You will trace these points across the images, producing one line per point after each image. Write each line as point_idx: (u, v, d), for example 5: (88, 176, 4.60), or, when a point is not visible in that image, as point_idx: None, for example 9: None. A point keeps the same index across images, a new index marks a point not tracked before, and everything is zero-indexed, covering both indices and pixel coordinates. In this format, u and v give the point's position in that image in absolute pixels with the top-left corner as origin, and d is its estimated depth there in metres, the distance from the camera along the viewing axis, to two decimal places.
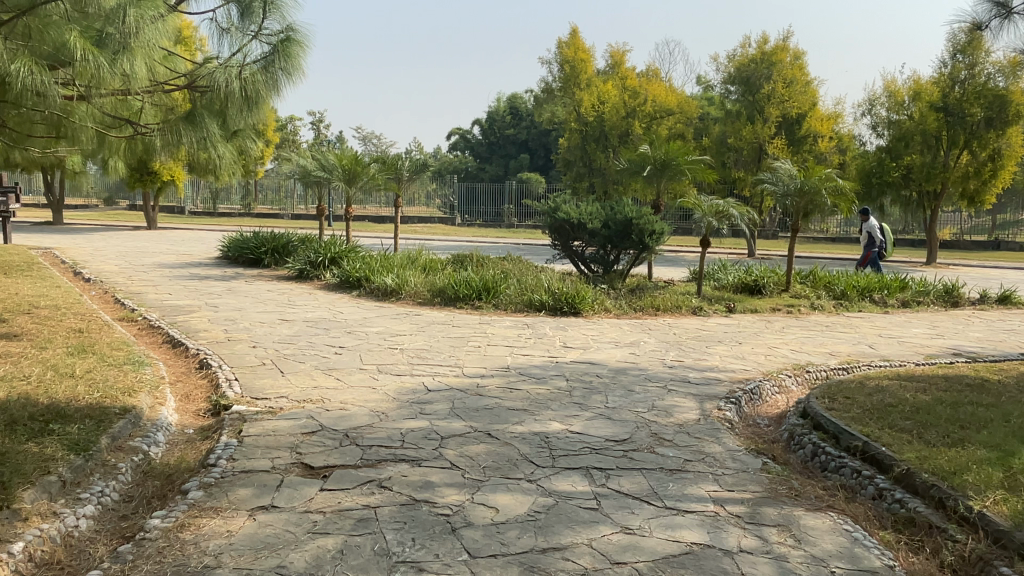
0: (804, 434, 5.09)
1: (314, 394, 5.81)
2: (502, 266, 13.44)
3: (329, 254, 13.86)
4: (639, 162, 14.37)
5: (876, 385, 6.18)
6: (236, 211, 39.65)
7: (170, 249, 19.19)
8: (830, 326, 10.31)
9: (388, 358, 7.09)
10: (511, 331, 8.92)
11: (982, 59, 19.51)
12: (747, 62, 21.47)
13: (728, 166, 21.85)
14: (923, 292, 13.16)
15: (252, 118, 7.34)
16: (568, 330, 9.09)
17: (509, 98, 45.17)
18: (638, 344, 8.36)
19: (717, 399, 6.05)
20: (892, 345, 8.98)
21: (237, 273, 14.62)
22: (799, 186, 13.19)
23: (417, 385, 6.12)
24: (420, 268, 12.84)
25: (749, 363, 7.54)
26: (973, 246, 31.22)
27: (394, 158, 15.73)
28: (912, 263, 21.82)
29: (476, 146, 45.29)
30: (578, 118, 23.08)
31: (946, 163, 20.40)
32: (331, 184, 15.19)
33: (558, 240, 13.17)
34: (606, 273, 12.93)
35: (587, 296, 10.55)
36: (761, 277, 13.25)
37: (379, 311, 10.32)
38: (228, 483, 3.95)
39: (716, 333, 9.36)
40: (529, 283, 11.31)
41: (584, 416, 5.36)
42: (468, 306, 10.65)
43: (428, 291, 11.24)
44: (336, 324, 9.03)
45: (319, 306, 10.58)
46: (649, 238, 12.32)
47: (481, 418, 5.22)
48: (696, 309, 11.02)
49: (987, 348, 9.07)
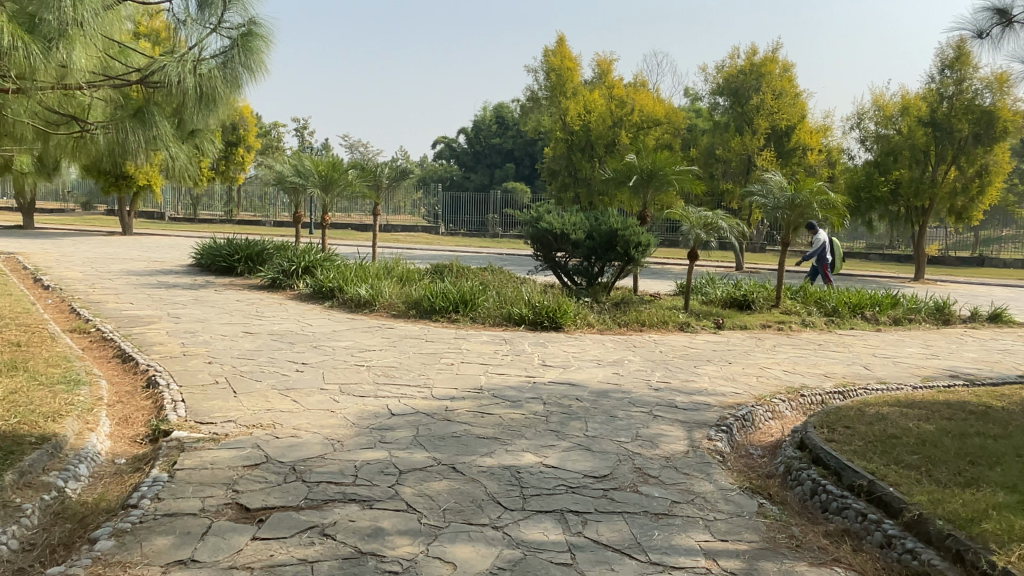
0: (802, 469, 4.66)
1: (265, 418, 5.27)
2: (482, 278, 12.96)
3: (303, 263, 13.31)
4: (625, 172, 14.00)
5: (878, 412, 5.74)
6: (217, 218, 38.94)
7: (141, 256, 18.54)
8: (822, 345, 9.90)
9: (352, 377, 6.56)
10: (488, 347, 8.43)
11: (971, 75, 19.33)
12: (736, 73, 21.19)
13: (716, 177, 21.60)
14: (914, 309, 12.83)
15: (210, 116, 6.84)
16: (549, 347, 8.60)
17: (495, 107, 44.93)
18: (621, 362, 7.89)
19: (706, 427, 5.59)
20: (887, 366, 8.58)
21: (207, 281, 14.01)
22: (789, 199, 12.83)
23: (380, 409, 5.60)
24: (397, 279, 12.32)
25: (740, 385, 7.08)
26: (957, 263, 31.15)
27: (373, 165, 15.29)
28: (900, 279, 21.56)
29: (462, 155, 44.89)
30: (564, 127, 22.72)
31: (934, 179, 20.17)
32: (308, 190, 14.69)
33: (541, 251, 12.69)
34: (589, 286, 12.46)
35: (569, 310, 10.07)
36: (749, 292, 12.86)
37: (351, 324, 9.78)
38: (146, 530, 3.43)
39: (705, 351, 8.92)
40: (510, 295, 10.85)
41: (561, 446, 4.87)
42: (445, 319, 10.15)
43: (404, 303, 10.74)
44: (302, 338, 8.49)
45: (287, 318, 10.02)
46: (634, 250, 11.92)
47: (446, 448, 4.71)
48: (683, 325, 10.59)
49: (985, 369, 8.68)
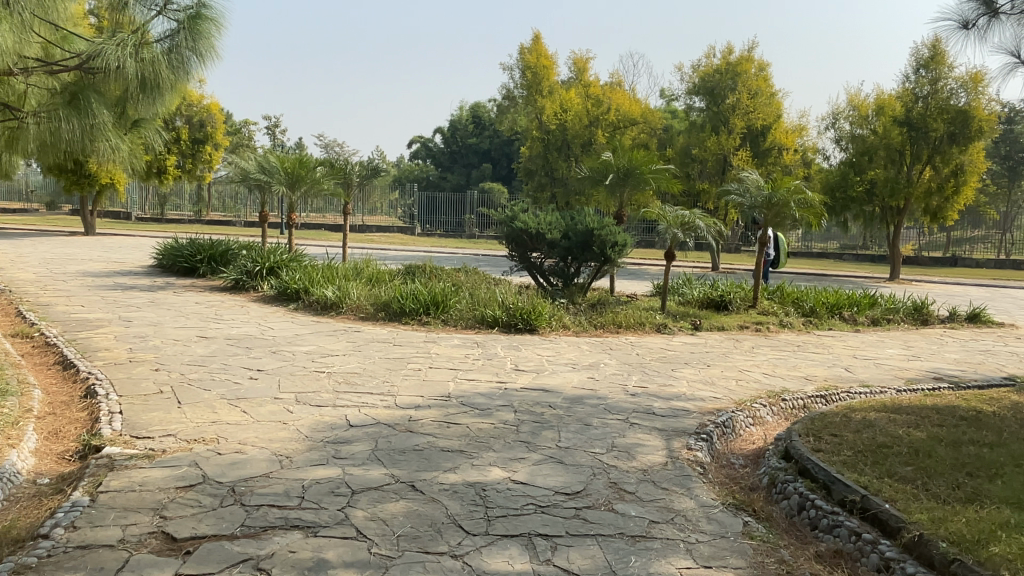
0: (788, 482, 4.35)
1: (208, 432, 4.83)
2: (455, 278, 12.56)
3: (268, 263, 12.81)
4: (601, 170, 13.69)
5: (865, 418, 5.46)
6: (186, 218, 38.04)
7: (101, 256, 17.84)
8: (802, 347, 9.66)
9: (310, 385, 6.13)
10: (458, 351, 8.04)
11: (945, 75, 19.40)
12: (712, 72, 21.04)
13: (692, 177, 21.40)
14: (892, 309, 12.68)
15: (156, 105, 6.43)
16: (521, 350, 8.24)
17: (471, 106, 44.54)
18: (597, 366, 7.55)
19: (685, 435, 5.25)
20: (869, 368, 8.35)
21: (167, 283, 13.44)
22: (767, 198, 12.62)
23: (337, 420, 5.18)
24: (366, 280, 11.86)
25: (720, 389, 6.77)
26: (930, 263, 31.44)
27: (342, 163, 14.80)
28: (875, 279, 21.54)
29: (438, 154, 44.39)
30: (540, 126, 22.40)
31: (909, 179, 20.14)
32: (273, 188, 14.09)
33: (515, 251, 12.30)
34: (566, 287, 12.14)
35: (543, 311, 9.72)
36: (727, 292, 12.63)
37: (315, 327, 9.34)
38: (53, 567, 3.01)
39: (682, 353, 8.61)
40: (483, 296, 10.45)
41: (531, 459, 4.50)
42: (415, 322, 9.74)
43: (372, 305, 10.30)
44: (261, 343, 8.03)
45: (247, 322, 9.53)
46: (611, 250, 11.64)
47: (406, 463, 4.31)
48: (661, 326, 10.30)
49: (968, 371, 8.47)
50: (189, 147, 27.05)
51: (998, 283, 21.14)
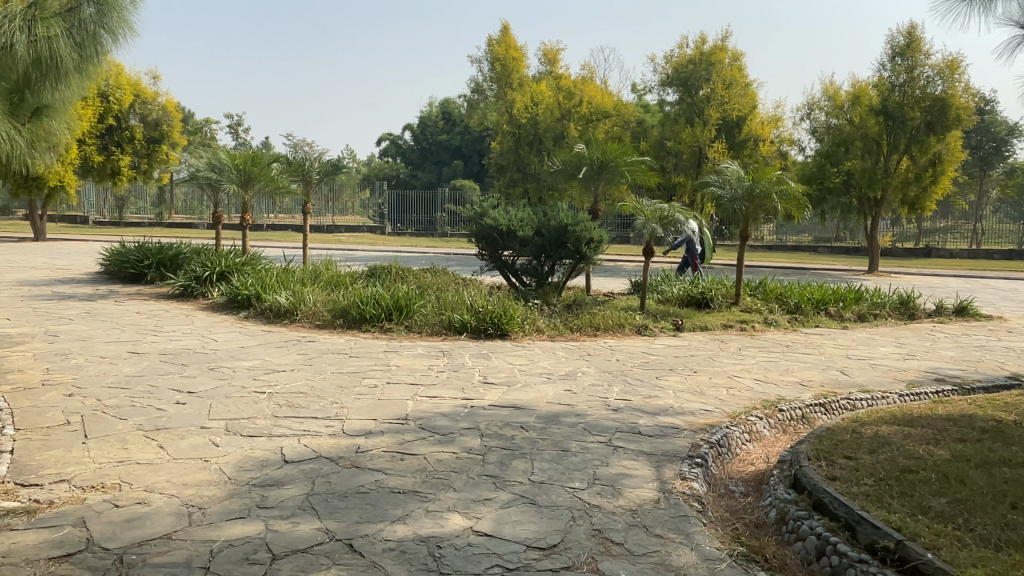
0: (802, 519, 3.67)
1: (112, 477, 4.02)
2: (422, 280, 11.78)
3: (219, 267, 11.92)
4: (574, 163, 13.00)
5: (878, 434, 4.82)
6: (146, 220, 36.62)
7: (45, 263, 16.72)
8: (791, 347, 9.06)
9: (246, 410, 5.32)
10: (421, 362, 7.29)
11: (921, 62, 19.17)
12: (686, 62, 20.39)
13: (667, 171, 20.80)
14: (878, 304, 12.20)
15: (62, 92, 5.77)
16: (491, 359, 7.50)
17: (441, 102, 43.70)
18: (574, 376, 6.84)
19: (677, 460, 4.56)
20: (865, 370, 7.77)
21: (111, 291, 12.46)
22: (747, 189, 12.06)
23: (270, 455, 4.40)
24: (325, 284, 11.02)
25: (711, 401, 6.09)
26: (905, 254, 31.41)
27: (300, 159, 13.93)
28: (854, 272, 21.19)
29: (408, 152, 43.42)
30: (510, 120, 21.67)
31: (887, 169, 19.77)
32: (224, 188, 13.15)
33: (485, 250, 11.54)
34: (539, 286, 11.41)
35: (516, 314, 9.00)
36: (708, 289, 12.04)
37: (264, 338, 8.50)
38: None
39: (666, 358, 7.94)
40: (450, 299, 9.70)
41: (498, 500, 3.76)
42: (375, 329, 8.94)
43: (329, 311, 9.46)
44: (199, 358, 7.19)
45: (189, 334, 8.65)
46: (586, 247, 10.98)
47: (347, 513, 3.56)
48: (641, 328, 9.63)
49: (969, 371, 7.92)
50: (145, 147, 25.61)
51: (976, 274, 20.95)
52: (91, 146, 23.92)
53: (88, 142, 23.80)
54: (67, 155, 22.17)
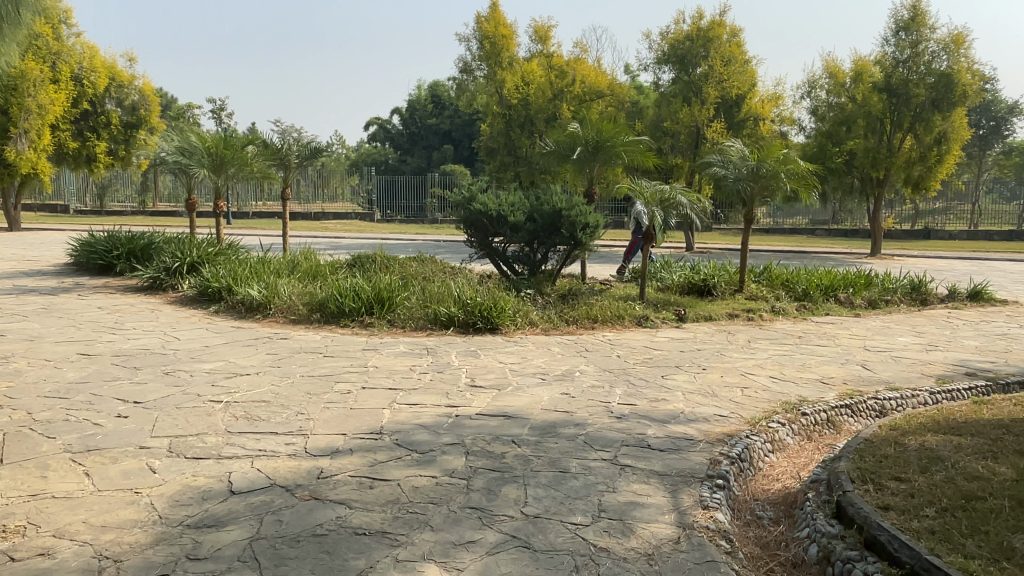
0: (856, 563, 3.02)
1: (19, 518, 3.34)
2: (407, 270, 11.06)
3: (190, 258, 11.16)
4: (569, 144, 12.27)
5: (925, 447, 4.17)
6: (129, 210, 35.63)
7: (11, 254, 15.86)
8: (805, 338, 8.43)
9: (196, 426, 4.62)
10: (402, 361, 6.59)
11: (926, 37, 18.47)
12: (682, 39, 19.77)
13: (664, 153, 19.98)
14: (889, 290, 11.56)
15: None
16: (479, 357, 6.82)
17: (430, 85, 42.69)
18: (571, 377, 6.16)
19: (694, 481, 3.89)
20: (888, 363, 7.14)
21: (76, 284, 11.69)
22: (752, 169, 11.38)
23: (213, 484, 3.70)
24: (304, 274, 10.29)
25: (725, 404, 5.43)
26: (904, 235, 30.87)
27: (277, 142, 13.11)
28: (856, 255, 20.63)
29: (397, 137, 42.45)
30: (500, 101, 20.87)
31: (891, 148, 19.08)
32: (194, 172, 12.32)
33: (474, 237, 10.83)
34: (532, 275, 10.75)
35: (507, 307, 8.33)
36: (710, 276, 11.39)
37: (231, 335, 7.78)
38: None
39: (671, 354, 7.28)
40: (435, 290, 8.99)
41: (485, 544, 3.09)
42: (355, 324, 8.23)
43: (304, 304, 8.73)
44: (155, 360, 6.48)
45: (151, 331, 7.94)
46: (582, 232, 10.29)
47: (296, 566, 2.88)
48: (641, 319, 8.96)
49: (999, 362, 7.27)
50: (123, 132, 24.57)
51: (980, 256, 20.41)
52: (66, 132, 22.90)
53: (63, 127, 22.79)
54: (40, 142, 21.13)
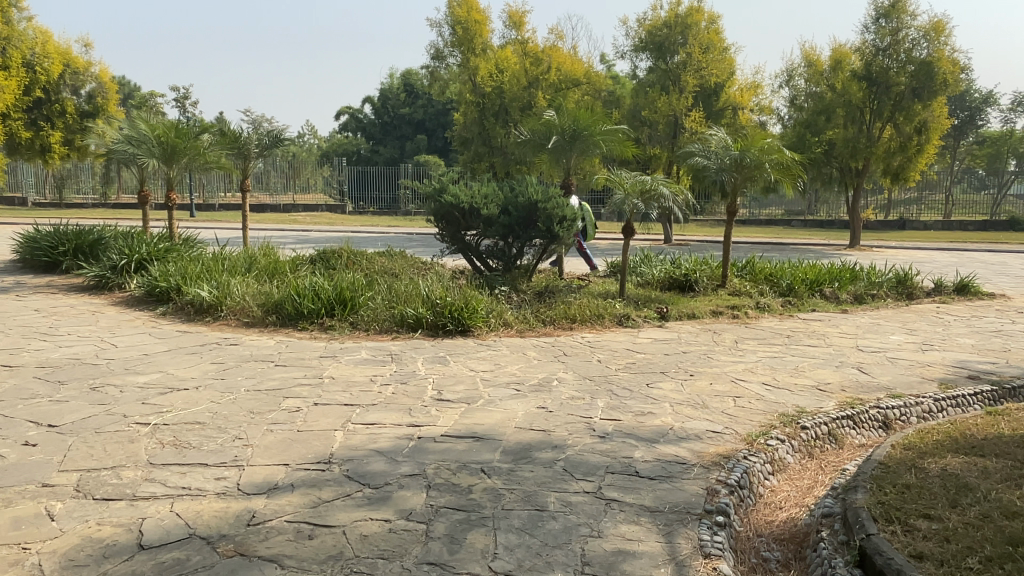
0: None
1: None
2: (374, 267, 10.41)
3: (138, 254, 10.40)
4: (544, 132, 11.69)
5: (949, 472, 3.68)
6: (90, 203, 34.34)
7: None
8: (794, 338, 7.97)
9: (114, 457, 3.98)
10: (362, 370, 5.97)
11: (907, 24, 18.20)
12: (660, 26, 19.24)
13: (642, 143, 19.45)
14: (874, 284, 11.17)
15: None
16: (448, 364, 6.24)
17: (403, 74, 41.73)
18: (547, 387, 5.59)
19: (691, 519, 3.36)
20: (886, 366, 6.69)
21: (16, 283, 10.86)
22: (735, 159, 10.90)
23: (121, 537, 3.10)
24: (262, 272, 9.60)
25: (718, 418, 4.91)
26: (879, 226, 30.88)
27: (235, 132, 12.39)
28: (834, 247, 20.38)
29: (368, 126, 41.44)
30: (473, 89, 20.15)
31: (871, 137, 18.79)
32: (142, 162, 11.53)
33: (446, 231, 10.19)
34: (507, 271, 10.16)
35: (479, 307, 7.75)
36: (692, 270, 10.90)
37: (175, 341, 7.11)
38: None
39: (655, 357, 6.76)
40: (403, 288, 8.36)
41: None
42: (313, 327, 7.60)
43: (259, 305, 8.05)
44: (85, 373, 5.81)
45: (87, 337, 7.23)
46: (559, 226, 9.74)
47: None
48: (622, 318, 8.42)
49: (1001, 363, 6.85)
50: (78, 121, 22.41)
51: (958, 246, 20.30)
52: (17, 121, 20.68)
53: (14, 116, 20.65)
54: None
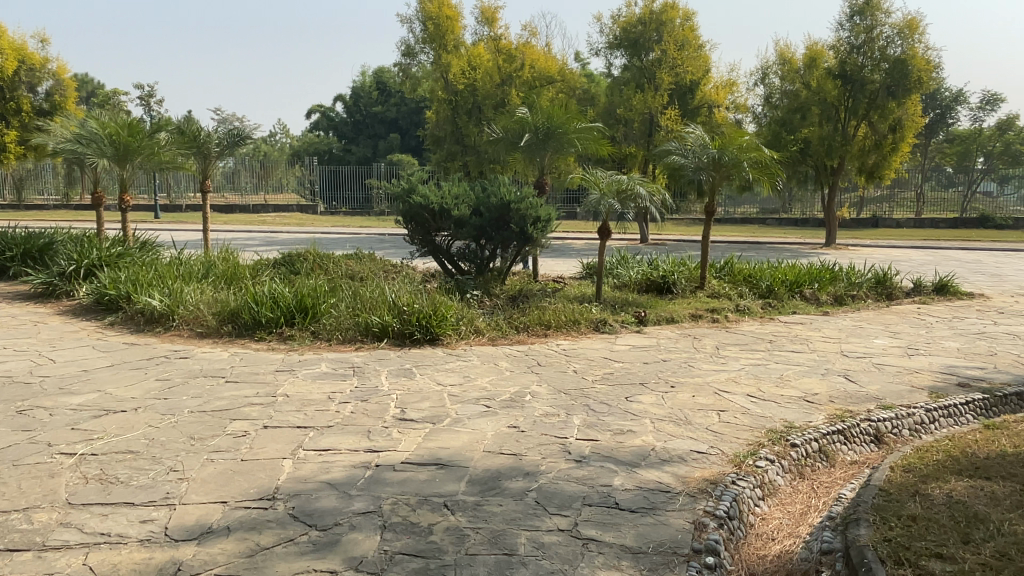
0: None
1: None
2: (339, 271, 9.94)
3: (88, 260, 9.81)
4: (517, 130, 11.32)
5: (955, 499, 3.36)
6: (51, 205, 33.33)
7: None
8: (777, 342, 7.68)
9: (26, 498, 3.51)
10: (320, 386, 5.53)
11: (881, 21, 18.13)
12: (635, 23, 18.98)
13: (617, 141, 19.19)
14: (854, 285, 10.96)
15: None
16: (413, 378, 5.82)
17: (375, 71, 41.08)
18: (519, 403, 5.20)
19: (677, 561, 3.00)
20: (873, 373, 6.42)
21: None
22: (713, 157, 10.62)
23: None
24: (220, 278, 9.08)
25: (702, 436, 4.58)
26: (852, 224, 31.01)
27: (194, 131, 11.93)
28: (810, 246, 20.29)
29: (340, 125, 40.73)
30: (446, 86, 19.73)
31: (846, 136, 18.71)
32: (92, 162, 10.91)
33: (415, 233, 9.75)
34: (480, 274, 9.77)
35: (448, 314, 7.34)
36: (670, 272, 10.60)
37: (120, 355, 6.60)
38: None
39: (634, 366, 6.41)
40: (369, 294, 7.92)
41: None
42: (272, 337, 7.14)
43: (213, 313, 7.56)
44: (14, 394, 5.29)
45: (23, 351, 6.69)
46: (533, 227, 9.37)
47: None
48: (598, 324, 8.07)
49: (989, 368, 6.61)
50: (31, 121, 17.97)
51: (931, 245, 20.34)
52: None
53: None
54: None
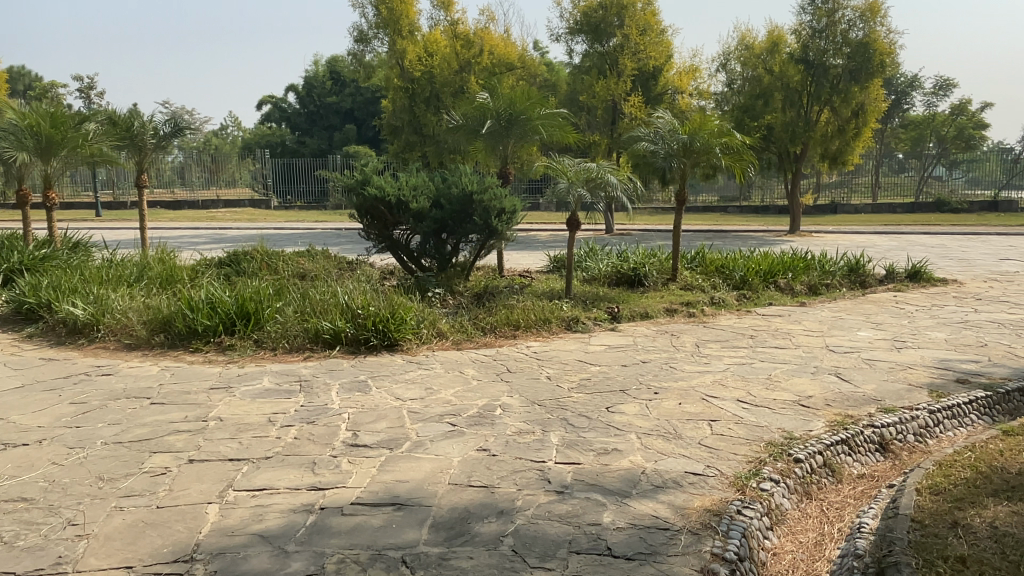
0: None
1: None
2: (287, 270, 9.18)
3: (7, 265, 8.88)
4: (478, 117, 10.67)
5: (1001, 530, 2.89)
6: None
7: None
8: (760, 338, 7.22)
9: None
10: (261, 406, 4.85)
11: (842, 5, 17.96)
12: (595, 6, 18.43)
13: (580, 129, 18.71)
14: (828, 273, 10.62)
15: None
16: (369, 392, 5.17)
17: (328, 61, 39.85)
18: (489, 420, 4.61)
19: None
20: (866, 370, 5.99)
21: None
22: (684, 143, 10.13)
23: None
24: (155, 281, 8.27)
25: (696, 454, 4.04)
26: (813, 211, 31.09)
27: (125, 121, 10.95)
28: (775, 233, 20.05)
29: (293, 116, 39.37)
30: (401, 74, 18.90)
31: (810, 121, 18.47)
32: (10, 156, 9.88)
33: (371, 228, 9.04)
34: (442, 271, 9.12)
35: (408, 316, 6.70)
36: (641, 263, 10.11)
37: (34, 374, 5.78)
38: None
39: (612, 370, 5.87)
40: (318, 295, 7.23)
41: None
42: (209, 348, 6.41)
43: (143, 322, 6.77)
44: None
45: None
46: (496, 219, 8.78)
47: None
48: (569, 323, 7.50)
49: (983, 361, 6.24)
50: None
51: (892, 230, 20.33)
52: None
53: None
54: None
